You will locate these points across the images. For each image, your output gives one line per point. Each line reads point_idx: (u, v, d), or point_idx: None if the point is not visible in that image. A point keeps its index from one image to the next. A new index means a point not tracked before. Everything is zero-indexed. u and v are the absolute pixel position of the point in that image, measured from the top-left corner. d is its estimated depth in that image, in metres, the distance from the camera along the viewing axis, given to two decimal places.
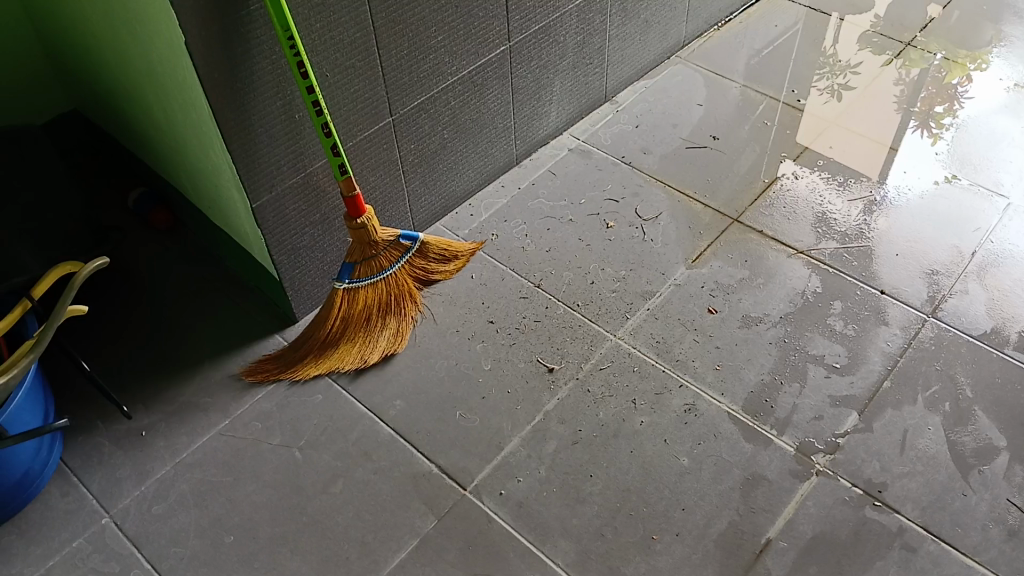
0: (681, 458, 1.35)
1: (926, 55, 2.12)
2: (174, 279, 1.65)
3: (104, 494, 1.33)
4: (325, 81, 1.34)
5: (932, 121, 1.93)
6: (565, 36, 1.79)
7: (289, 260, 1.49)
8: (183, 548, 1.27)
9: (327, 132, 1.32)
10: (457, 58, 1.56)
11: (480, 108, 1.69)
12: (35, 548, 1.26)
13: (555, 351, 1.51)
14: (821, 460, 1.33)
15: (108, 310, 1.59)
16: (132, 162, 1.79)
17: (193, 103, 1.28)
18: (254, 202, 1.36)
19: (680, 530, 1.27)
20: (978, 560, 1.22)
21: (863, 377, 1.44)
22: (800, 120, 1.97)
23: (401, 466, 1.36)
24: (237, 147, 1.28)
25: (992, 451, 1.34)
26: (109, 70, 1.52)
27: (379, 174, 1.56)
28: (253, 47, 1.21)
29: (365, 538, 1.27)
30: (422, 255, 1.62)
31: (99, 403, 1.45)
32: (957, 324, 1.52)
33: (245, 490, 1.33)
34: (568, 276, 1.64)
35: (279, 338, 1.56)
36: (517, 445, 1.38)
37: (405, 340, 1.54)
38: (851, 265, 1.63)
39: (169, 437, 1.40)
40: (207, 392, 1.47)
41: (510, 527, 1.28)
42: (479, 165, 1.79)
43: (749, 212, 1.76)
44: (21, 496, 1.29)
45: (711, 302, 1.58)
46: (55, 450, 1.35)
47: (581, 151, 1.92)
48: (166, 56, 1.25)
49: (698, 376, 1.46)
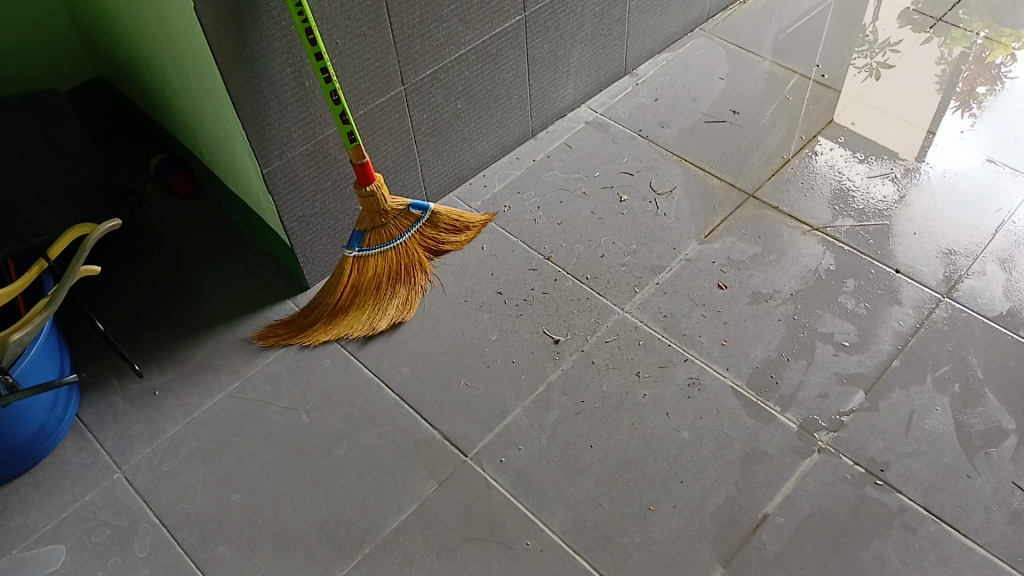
0: (682, 431, 1.35)
1: (969, 34, 2.05)
2: (189, 244, 1.68)
3: (116, 450, 1.37)
4: (336, 48, 1.35)
5: (974, 101, 1.87)
6: (583, 7, 1.77)
7: (300, 226, 1.50)
8: (189, 504, 1.30)
9: (336, 99, 1.32)
10: (471, 27, 1.55)
11: (495, 79, 1.68)
12: (49, 500, 1.31)
13: (561, 323, 1.51)
14: (823, 437, 1.32)
15: (126, 271, 1.64)
16: (153, 129, 1.82)
17: (205, 69, 1.30)
18: (265, 168, 1.38)
19: (677, 502, 1.27)
20: (978, 542, 1.20)
21: (872, 356, 1.42)
22: (828, 98, 1.93)
23: (404, 431, 1.38)
24: (247, 112, 1.29)
25: (1001, 433, 1.31)
26: (128, 35, 1.54)
27: (391, 143, 1.57)
28: (263, 13, 1.22)
29: (366, 499, 1.30)
30: (433, 225, 1.62)
31: (114, 362, 1.49)
32: (973, 304, 1.49)
33: (252, 450, 1.36)
34: (578, 250, 1.64)
35: (291, 303, 1.59)
36: (519, 414, 1.39)
37: (414, 309, 1.55)
38: (867, 243, 1.60)
39: (180, 397, 1.44)
40: (219, 354, 1.50)
41: (507, 494, 1.29)
42: (493, 136, 1.78)
43: (765, 186, 1.74)
44: (38, 449, 1.34)
45: (721, 277, 1.57)
46: (71, 406, 1.39)
47: (597, 124, 1.90)
48: (179, 22, 1.26)
49: (705, 351, 1.45)
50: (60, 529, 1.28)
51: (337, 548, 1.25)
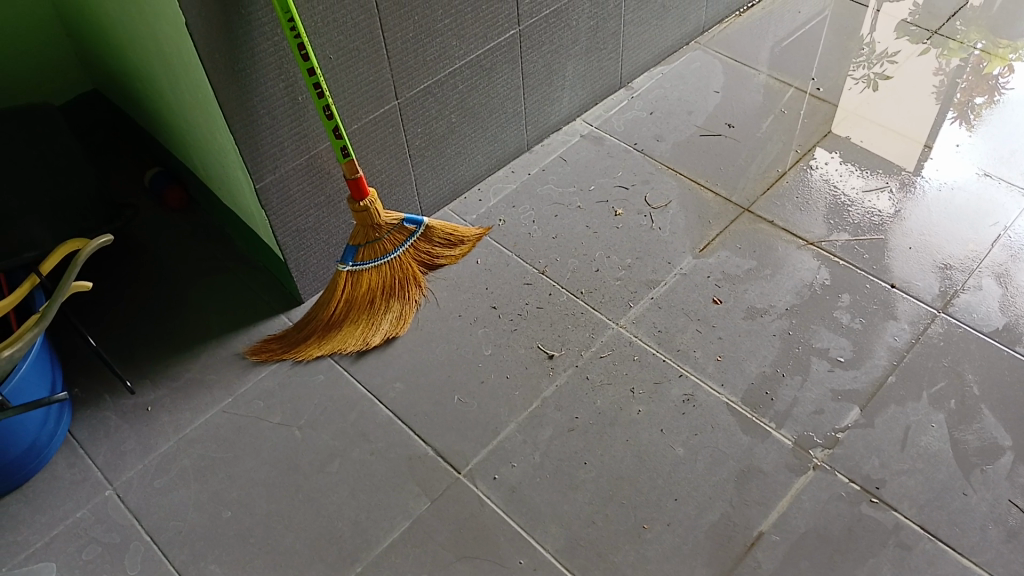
0: (677, 448, 1.34)
1: (966, 45, 2.06)
2: (182, 257, 1.68)
3: (108, 466, 1.36)
4: (329, 64, 1.35)
5: (971, 112, 1.87)
6: (578, 20, 1.77)
7: (293, 241, 1.50)
8: (181, 522, 1.29)
9: (329, 115, 1.32)
10: (466, 42, 1.55)
11: (489, 93, 1.68)
12: (40, 517, 1.30)
13: (555, 338, 1.51)
14: (818, 454, 1.32)
15: (119, 285, 1.63)
16: (147, 141, 1.82)
17: (198, 84, 1.30)
18: (258, 182, 1.38)
19: (671, 520, 1.26)
20: (975, 561, 1.19)
21: (868, 371, 1.42)
22: (824, 111, 1.93)
23: (397, 448, 1.37)
24: (239, 128, 1.29)
25: (997, 450, 1.31)
26: (122, 48, 1.54)
27: (385, 158, 1.57)
28: (254, 29, 1.22)
29: (358, 517, 1.29)
30: (427, 239, 1.62)
31: (106, 378, 1.48)
32: (969, 320, 1.48)
33: (245, 466, 1.36)
34: (574, 264, 1.63)
35: (284, 318, 1.58)
36: (512, 431, 1.38)
37: (407, 323, 1.55)
38: (862, 258, 1.60)
39: (173, 412, 1.43)
40: (212, 369, 1.49)
41: (501, 511, 1.28)
42: (488, 150, 1.78)
43: (760, 201, 1.73)
44: (29, 466, 1.33)
45: (716, 292, 1.56)
46: (62, 422, 1.39)
47: (593, 137, 1.90)
48: (172, 38, 1.27)
49: (700, 366, 1.45)
50: (50, 547, 1.27)
51: (328, 566, 1.24)
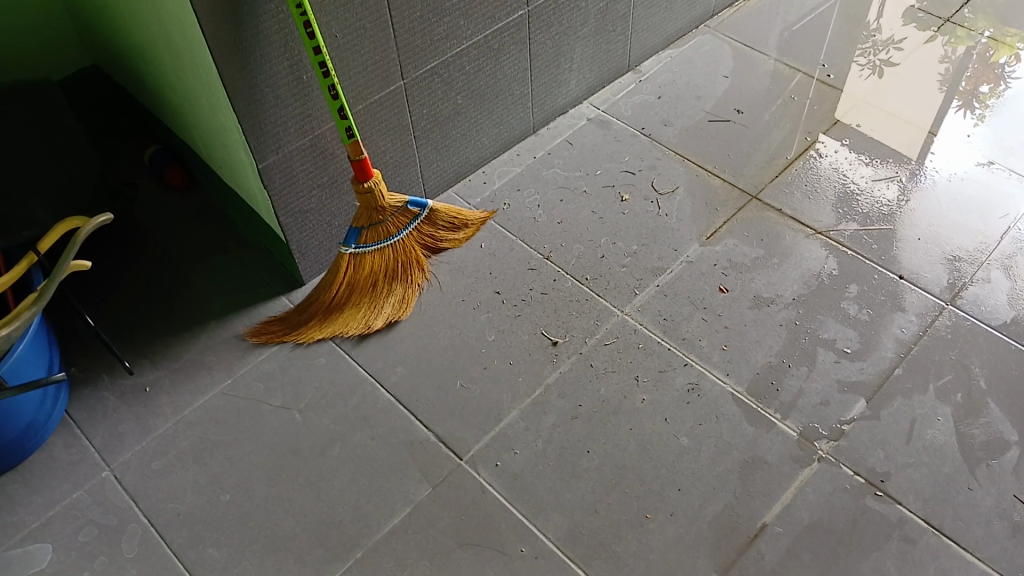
0: (681, 438, 1.33)
1: (973, 33, 2.03)
2: (182, 237, 1.66)
3: (106, 447, 1.35)
4: (334, 43, 1.32)
5: (976, 101, 1.85)
6: (587, 2, 1.74)
7: (295, 222, 1.48)
8: (179, 504, 1.28)
9: (334, 95, 1.29)
10: (473, 22, 1.52)
11: (496, 74, 1.65)
12: (37, 497, 1.29)
13: (559, 325, 1.49)
14: (823, 446, 1.31)
15: (119, 265, 1.61)
16: (147, 118, 1.79)
17: (201, 62, 1.27)
18: (261, 163, 1.35)
19: (674, 509, 1.25)
20: (978, 555, 1.19)
21: (874, 363, 1.41)
22: (833, 98, 1.90)
23: (399, 433, 1.36)
24: (242, 107, 1.27)
25: (1003, 445, 1.30)
26: (122, 23, 1.51)
27: (389, 139, 1.54)
28: (259, 6, 1.19)
29: (359, 502, 1.28)
30: (431, 223, 1.60)
31: (104, 358, 1.47)
32: (977, 312, 1.47)
33: (244, 449, 1.34)
34: (579, 250, 1.61)
35: (285, 300, 1.57)
36: (515, 417, 1.37)
37: (410, 307, 1.53)
38: (871, 248, 1.58)
39: (172, 393, 1.42)
40: (212, 350, 1.48)
41: (503, 498, 1.27)
42: (494, 132, 1.75)
43: (769, 188, 1.71)
44: (26, 446, 1.32)
45: (722, 280, 1.55)
46: (60, 401, 1.37)
47: (599, 121, 1.88)
48: (174, 15, 1.24)
49: (705, 355, 1.43)
50: (47, 527, 1.26)
51: (329, 550, 1.23)
